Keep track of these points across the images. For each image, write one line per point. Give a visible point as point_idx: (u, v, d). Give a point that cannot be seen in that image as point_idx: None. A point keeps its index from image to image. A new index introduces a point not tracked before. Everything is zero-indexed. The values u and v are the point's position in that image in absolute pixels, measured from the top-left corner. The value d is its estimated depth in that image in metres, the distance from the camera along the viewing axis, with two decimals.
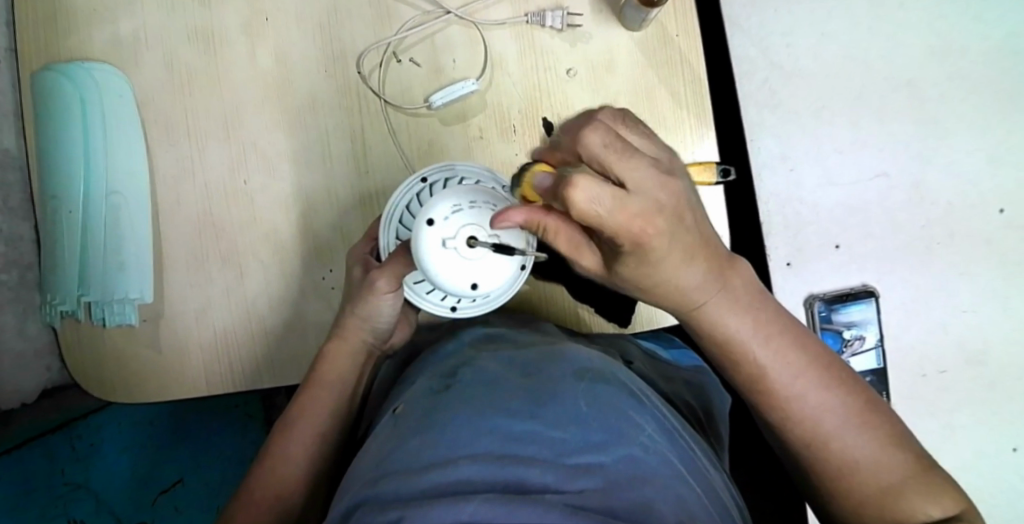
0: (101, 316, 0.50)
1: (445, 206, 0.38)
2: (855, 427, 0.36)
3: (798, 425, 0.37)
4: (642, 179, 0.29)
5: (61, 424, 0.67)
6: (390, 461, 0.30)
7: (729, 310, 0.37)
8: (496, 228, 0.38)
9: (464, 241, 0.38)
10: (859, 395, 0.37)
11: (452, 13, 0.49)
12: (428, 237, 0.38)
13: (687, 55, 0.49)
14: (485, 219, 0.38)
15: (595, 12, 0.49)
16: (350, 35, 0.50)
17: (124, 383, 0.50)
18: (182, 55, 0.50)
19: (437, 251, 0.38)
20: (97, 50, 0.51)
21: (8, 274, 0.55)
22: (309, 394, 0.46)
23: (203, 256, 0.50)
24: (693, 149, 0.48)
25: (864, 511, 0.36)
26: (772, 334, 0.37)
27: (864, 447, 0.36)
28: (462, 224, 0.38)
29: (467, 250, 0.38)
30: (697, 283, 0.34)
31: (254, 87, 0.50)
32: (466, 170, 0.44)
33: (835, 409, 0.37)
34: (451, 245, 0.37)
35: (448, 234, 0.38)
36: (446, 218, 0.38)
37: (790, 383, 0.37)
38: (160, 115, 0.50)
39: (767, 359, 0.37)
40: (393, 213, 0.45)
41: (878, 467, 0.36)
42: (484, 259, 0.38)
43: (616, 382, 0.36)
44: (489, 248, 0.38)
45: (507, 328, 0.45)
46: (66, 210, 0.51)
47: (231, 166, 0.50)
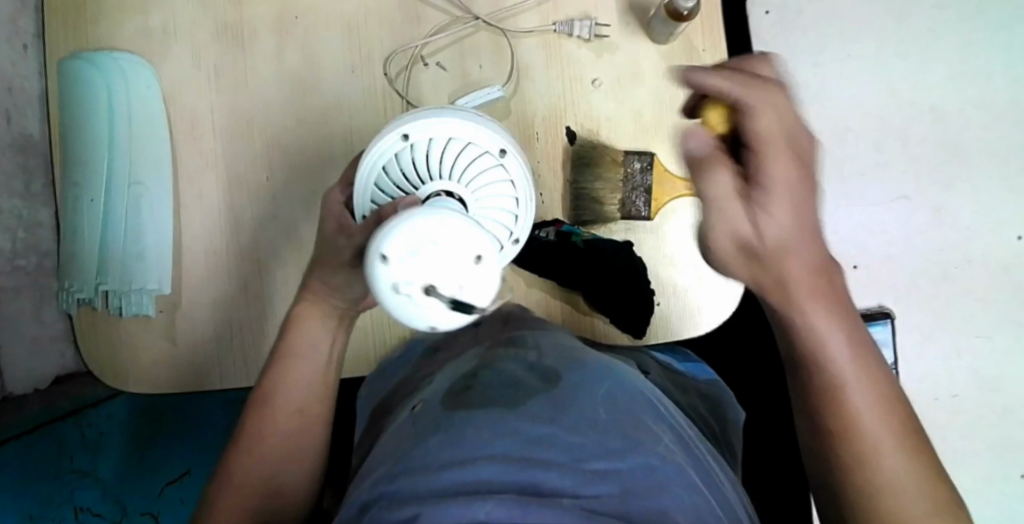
0: (118, 305, 0.50)
1: (400, 236, 0.25)
2: (895, 443, 0.29)
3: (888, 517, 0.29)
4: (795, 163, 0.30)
5: (72, 410, 0.61)
6: (411, 459, 0.30)
7: (808, 281, 0.31)
8: (461, 278, 0.25)
9: (417, 289, 0.25)
10: (907, 419, 0.31)
11: (480, 19, 0.49)
12: (378, 274, 0.25)
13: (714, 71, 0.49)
14: (449, 264, 0.24)
15: (623, 24, 0.49)
16: (381, 36, 0.50)
17: (137, 372, 0.50)
18: (210, 49, 0.50)
19: (386, 294, 0.25)
20: (126, 41, 0.51)
21: (27, 259, 0.54)
22: (283, 366, 0.39)
23: (224, 250, 0.51)
24: None
25: None
26: (848, 327, 0.31)
27: (898, 465, 0.29)
28: (422, 267, 0.24)
29: (420, 301, 0.25)
30: (795, 267, 0.30)
31: (280, 83, 0.50)
32: (450, 126, 0.36)
33: (881, 418, 0.30)
34: (401, 292, 0.25)
35: (401, 276, 0.25)
36: (403, 253, 0.25)
37: (843, 367, 0.31)
38: (186, 108, 0.51)
39: (868, 416, 0.30)
40: (368, 172, 0.36)
41: (914, 493, 0.29)
42: (440, 314, 0.25)
43: (634, 391, 0.36)
44: (445, 303, 0.25)
45: (527, 327, 0.45)
46: (88, 197, 0.51)
47: (255, 161, 0.50)
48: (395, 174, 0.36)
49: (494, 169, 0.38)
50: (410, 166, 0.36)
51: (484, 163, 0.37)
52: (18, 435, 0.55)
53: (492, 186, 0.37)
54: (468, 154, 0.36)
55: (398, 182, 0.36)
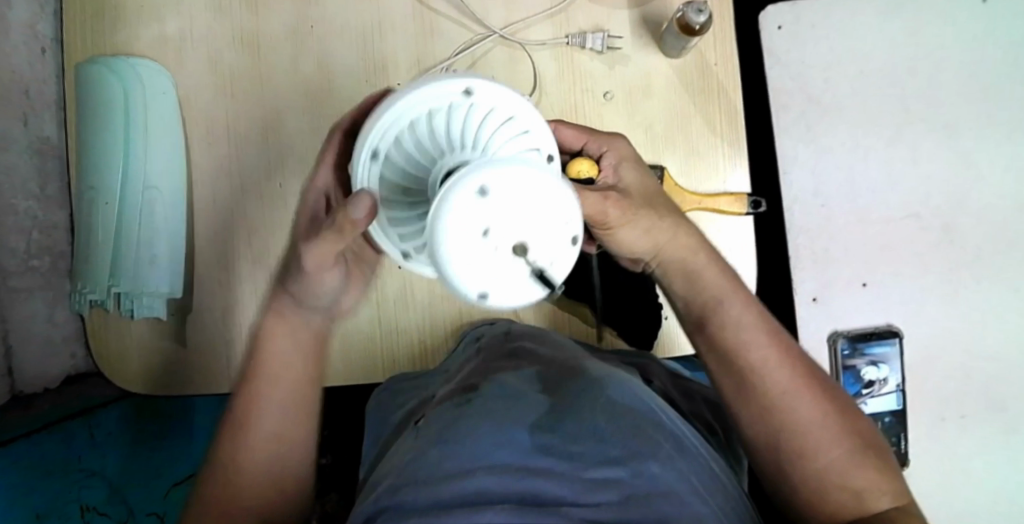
0: (130, 307, 0.51)
1: (514, 183, 0.22)
2: (811, 395, 0.36)
3: (811, 458, 0.35)
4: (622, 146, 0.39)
5: (83, 410, 0.60)
6: (412, 471, 0.30)
7: (710, 272, 0.39)
8: (556, 252, 0.23)
9: (508, 244, 0.22)
10: (812, 372, 0.38)
11: (497, 34, 0.49)
12: (471, 207, 0.22)
13: (726, 86, 0.48)
14: (553, 234, 0.23)
15: (636, 36, 0.49)
16: (394, 47, 0.50)
17: (150, 374, 0.52)
18: (226, 56, 0.51)
19: (463, 237, 0.22)
20: (143, 47, 0.52)
21: (40, 260, 0.53)
22: (255, 383, 0.38)
23: (236, 256, 0.51)
24: (726, 178, 0.49)
25: (828, 479, 0.35)
26: (745, 303, 0.38)
27: (818, 413, 0.36)
28: (526, 223, 0.22)
29: (504, 253, 0.23)
30: (703, 260, 0.39)
31: (295, 91, 0.51)
32: (512, 106, 0.30)
33: (793, 375, 0.37)
34: (491, 239, 0.22)
35: (499, 222, 0.22)
36: (513, 198, 0.22)
37: (750, 337, 0.37)
38: (202, 115, 0.52)
39: (781, 378, 0.36)
40: (396, 118, 0.30)
41: (836, 439, 0.35)
42: (513, 279, 0.23)
43: (636, 396, 0.36)
44: (528, 271, 0.23)
45: (531, 339, 0.45)
46: (102, 200, 0.52)
47: (268, 168, 0.51)
48: (425, 130, 0.30)
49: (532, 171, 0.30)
50: (445, 124, 0.30)
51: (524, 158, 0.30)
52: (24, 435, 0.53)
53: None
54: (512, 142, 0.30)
55: (422, 141, 0.30)
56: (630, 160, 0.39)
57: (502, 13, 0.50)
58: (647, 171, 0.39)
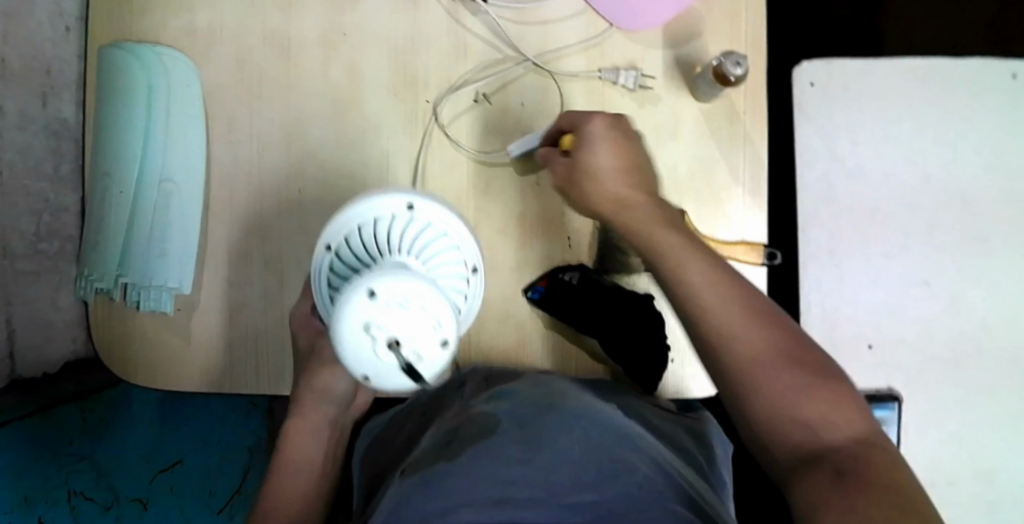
0: (136, 298, 0.51)
1: (396, 290, 0.28)
2: (755, 326, 0.33)
3: (755, 393, 0.31)
4: (601, 128, 0.42)
5: (80, 394, 0.59)
6: (402, 511, 0.30)
7: (659, 227, 0.39)
8: (423, 350, 0.29)
9: (384, 338, 0.28)
10: (761, 306, 0.34)
11: (530, 61, 0.49)
12: (359, 306, 0.28)
13: (756, 137, 0.48)
14: (423, 334, 0.28)
15: (668, 77, 0.49)
16: (426, 62, 0.50)
17: (150, 367, 0.52)
18: (255, 55, 0.50)
19: (354, 326, 0.28)
20: (170, 36, 0.51)
21: (49, 243, 0.53)
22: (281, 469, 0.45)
23: (248, 257, 0.51)
24: (746, 228, 0.49)
25: (778, 419, 0.31)
26: (695, 249, 0.37)
27: (762, 344, 0.32)
28: (399, 323, 0.28)
29: (382, 346, 0.28)
30: (658, 226, 0.39)
31: (321, 97, 0.50)
32: (448, 221, 0.39)
33: (738, 309, 0.34)
34: (371, 332, 0.28)
35: (379, 319, 0.28)
36: (392, 302, 0.28)
37: (693, 277, 0.35)
38: (224, 111, 0.51)
39: (721, 313, 0.34)
40: (349, 219, 0.38)
41: (782, 369, 0.31)
42: (388, 366, 0.29)
43: (614, 429, 0.36)
44: (401, 361, 0.29)
45: (504, 379, 0.45)
46: (117, 189, 0.51)
47: (288, 173, 0.51)
48: (373, 230, 0.38)
49: (460, 280, 0.38)
50: (390, 229, 0.37)
51: (454, 268, 0.38)
52: (18, 420, 0.52)
53: (447, 285, 0.38)
54: (446, 255, 0.38)
55: (369, 238, 0.37)
56: (598, 144, 0.42)
57: (537, 39, 0.49)
58: (612, 155, 0.42)
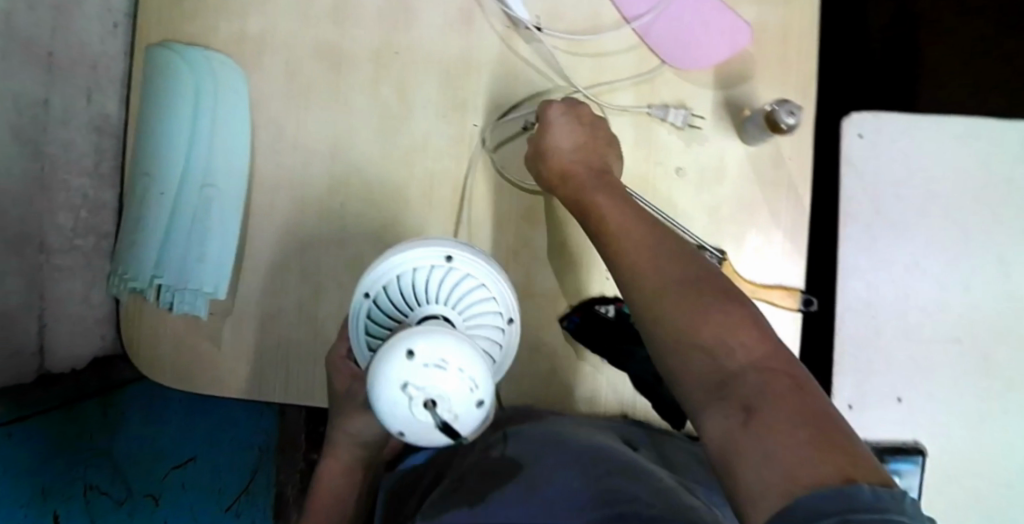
0: (170, 299, 0.51)
1: (434, 350, 0.29)
2: (666, 261, 0.37)
3: (659, 320, 0.33)
4: (560, 113, 0.47)
5: (102, 389, 0.59)
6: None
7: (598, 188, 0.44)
8: (459, 410, 0.29)
9: (421, 397, 0.29)
10: (677, 248, 0.38)
11: (580, 92, 0.50)
12: (399, 366, 0.29)
13: (801, 183, 0.49)
14: (460, 395, 0.29)
15: (717, 118, 0.49)
16: (476, 86, 0.50)
17: (177, 369, 0.52)
18: (305, 66, 0.50)
19: (393, 385, 0.29)
20: (220, 41, 0.51)
21: (85, 239, 0.53)
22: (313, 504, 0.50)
23: (285, 267, 0.51)
24: (784, 272, 0.49)
25: (678, 340, 0.32)
26: (625, 206, 0.42)
27: (669, 276, 0.35)
28: (437, 383, 0.29)
29: (418, 405, 0.29)
30: (596, 190, 0.44)
31: (368, 113, 0.50)
32: (484, 273, 0.42)
33: (653, 249, 0.38)
34: (409, 391, 0.29)
35: (417, 378, 0.29)
36: (431, 362, 0.29)
37: (616, 224, 0.40)
38: (271, 120, 0.51)
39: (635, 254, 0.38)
40: (389, 268, 0.41)
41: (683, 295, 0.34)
42: (423, 425, 0.29)
43: (616, 466, 0.36)
44: (437, 421, 0.29)
45: (515, 421, 0.45)
46: (157, 190, 0.50)
47: (331, 186, 0.51)
48: (413, 279, 0.41)
49: (493, 329, 0.43)
50: (429, 280, 0.41)
51: (488, 319, 0.42)
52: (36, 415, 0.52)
53: (482, 335, 0.42)
54: (481, 306, 0.42)
55: (408, 288, 0.41)
56: (555, 126, 0.47)
57: (588, 71, 0.50)
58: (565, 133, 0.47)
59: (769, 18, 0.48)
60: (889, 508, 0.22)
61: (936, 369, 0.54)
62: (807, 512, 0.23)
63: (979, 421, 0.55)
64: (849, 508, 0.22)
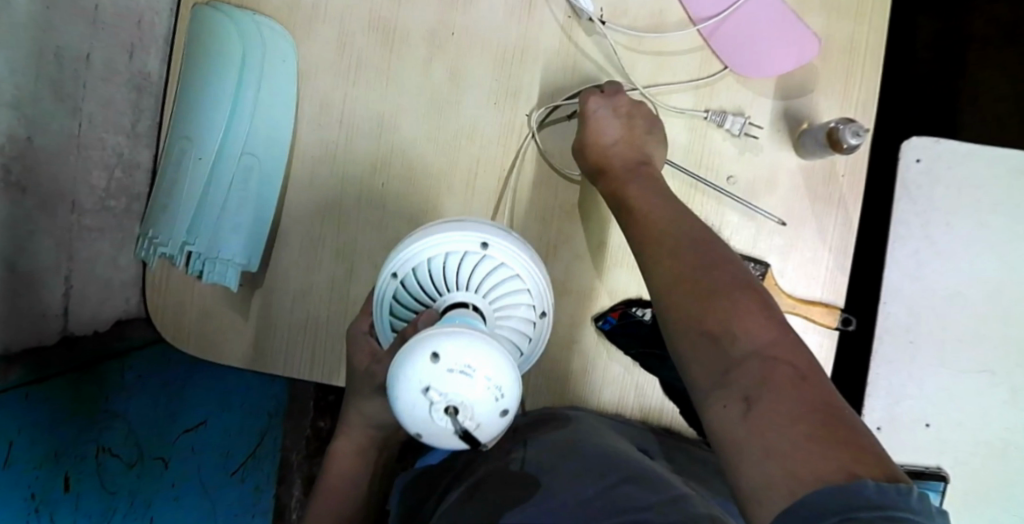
0: (199, 268, 0.48)
1: (461, 356, 0.28)
2: (685, 249, 0.36)
3: (674, 308, 0.34)
4: (602, 99, 0.46)
5: (121, 352, 0.59)
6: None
7: (637, 181, 0.43)
8: (481, 419, 0.28)
9: (442, 404, 0.28)
10: (699, 237, 0.38)
11: (637, 91, 0.48)
12: (422, 368, 0.28)
13: (852, 201, 0.48)
14: (484, 404, 0.28)
15: (774, 129, 0.48)
16: (532, 75, 0.49)
17: (203, 338, 0.51)
18: (357, 38, 0.49)
19: (413, 387, 0.28)
20: (272, 7, 0.49)
21: (117, 200, 0.52)
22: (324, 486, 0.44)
23: (320, 244, 0.50)
24: (825, 290, 0.49)
25: (690, 327, 0.32)
26: (657, 197, 0.41)
27: (688, 263, 0.35)
28: (461, 391, 0.28)
29: (439, 410, 0.28)
30: (633, 183, 0.43)
31: (418, 93, 0.49)
32: (519, 263, 0.40)
33: (672, 238, 0.38)
34: (431, 396, 0.28)
35: (440, 384, 0.28)
36: (455, 369, 0.28)
37: (643, 215, 0.40)
38: (317, 93, 0.49)
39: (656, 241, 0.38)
40: (419, 249, 0.39)
41: (700, 282, 0.34)
42: (442, 430, 0.29)
43: (632, 469, 0.36)
44: (456, 428, 0.28)
45: (530, 425, 0.45)
46: (196, 153, 0.48)
47: (374, 165, 0.50)
48: (444, 263, 0.39)
49: (523, 320, 0.41)
50: (462, 265, 0.39)
51: (518, 311, 0.41)
52: (59, 374, 0.51)
53: (510, 326, 0.40)
54: (512, 298, 0.40)
55: (438, 272, 0.39)
56: (596, 112, 0.46)
57: (648, 70, 0.49)
58: (607, 122, 0.46)
59: (838, 32, 0.47)
60: (894, 504, 0.22)
61: (958, 396, 0.55)
62: (811, 508, 0.23)
63: (996, 450, 0.55)
64: (851, 504, 0.23)
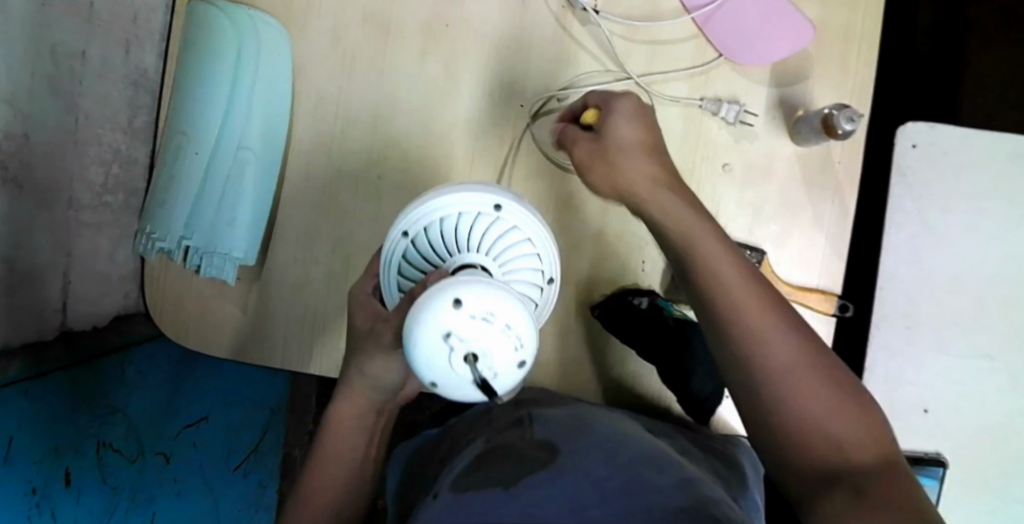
0: (197, 262, 0.49)
1: (484, 303, 0.27)
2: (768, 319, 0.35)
3: (765, 391, 0.33)
4: (628, 112, 0.40)
5: (121, 347, 0.59)
6: (449, 516, 0.29)
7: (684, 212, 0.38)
8: (499, 369, 0.27)
9: (462, 351, 0.27)
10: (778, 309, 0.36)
11: (632, 80, 0.48)
12: (443, 314, 0.27)
13: (848, 188, 0.48)
14: (503, 353, 0.27)
15: (769, 117, 0.48)
16: (527, 66, 0.49)
17: (201, 332, 0.51)
18: (352, 31, 0.49)
19: (433, 333, 0.27)
20: (266, 0, 0.49)
21: (115, 196, 0.52)
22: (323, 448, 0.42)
23: (317, 236, 0.50)
24: (822, 277, 0.49)
25: (786, 415, 0.32)
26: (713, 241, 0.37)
27: (777, 341, 0.34)
28: (482, 338, 0.27)
29: (458, 358, 0.27)
30: (681, 217, 0.38)
31: (413, 85, 0.49)
32: (530, 227, 0.39)
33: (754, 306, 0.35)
34: (450, 342, 0.27)
35: (462, 330, 0.27)
36: (477, 315, 0.27)
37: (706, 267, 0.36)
38: (312, 87, 0.49)
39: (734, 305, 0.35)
40: (432, 208, 0.38)
41: (792, 368, 0.33)
42: (460, 380, 0.28)
43: (642, 451, 0.36)
44: (475, 377, 0.27)
45: (536, 401, 0.45)
46: (193, 150, 0.49)
47: (370, 158, 0.50)
48: (455, 224, 0.38)
49: (532, 287, 0.40)
50: (474, 226, 0.38)
51: (529, 275, 0.39)
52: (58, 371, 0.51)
53: (522, 291, 0.39)
54: (524, 261, 0.39)
55: (451, 233, 0.38)
56: (624, 129, 0.39)
57: (643, 59, 0.49)
58: (637, 139, 0.39)
59: (832, 19, 0.47)
60: None
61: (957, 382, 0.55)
62: None
63: (996, 436, 0.55)
64: None
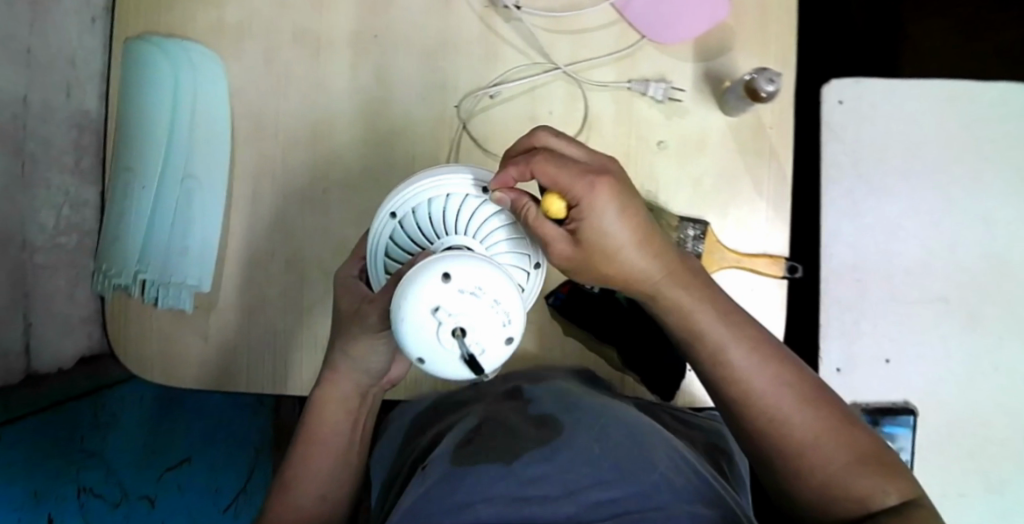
0: (155, 295, 0.50)
1: (475, 276, 0.27)
2: (741, 347, 0.35)
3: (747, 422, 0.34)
4: (601, 196, 0.32)
5: (94, 389, 0.59)
6: (438, 493, 0.29)
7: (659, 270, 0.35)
8: (488, 345, 0.27)
9: (452, 325, 0.27)
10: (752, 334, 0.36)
11: (560, 69, 0.49)
12: (431, 287, 0.27)
13: (782, 151, 0.49)
14: (490, 328, 0.27)
15: (697, 91, 0.49)
16: (456, 67, 0.50)
17: (165, 364, 0.51)
18: (284, 52, 0.50)
19: (421, 307, 0.27)
20: (199, 31, 0.50)
21: (68, 236, 0.52)
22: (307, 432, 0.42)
23: (270, 255, 0.51)
24: (768, 242, 0.49)
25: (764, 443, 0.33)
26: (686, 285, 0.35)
27: (750, 368, 0.34)
28: (471, 313, 0.27)
29: (447, 333, 0.27)
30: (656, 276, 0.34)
31: (349, 98, 0.50)
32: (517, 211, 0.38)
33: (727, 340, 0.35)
34: (439, 316, 0.27)
35: (450, 304, 0.27)
36: (466, 290, 0.27)
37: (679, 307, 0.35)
38: (250, 110, 0.50)
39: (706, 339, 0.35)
40: (420, 190, 0.37)
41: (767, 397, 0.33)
42: (449, 355, 0.27)
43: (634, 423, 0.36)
44: (463, 353, 0.27)
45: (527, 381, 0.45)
46: (140, 184, 0.50)
47: (314, 174, 0.51)
48: (443, 206, 0.37)
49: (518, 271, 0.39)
50: (461, 209, 0.37)
51: (516, 261, 0.38)
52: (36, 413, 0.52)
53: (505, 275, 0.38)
54: (510, 246, 0.38)
55: (438, 216, 0.37)
56: (600, 216, 0.32)
57: (568, 48, 0.50)
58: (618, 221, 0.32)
59: None
60: None
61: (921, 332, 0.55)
62: None
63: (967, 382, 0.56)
64: None
